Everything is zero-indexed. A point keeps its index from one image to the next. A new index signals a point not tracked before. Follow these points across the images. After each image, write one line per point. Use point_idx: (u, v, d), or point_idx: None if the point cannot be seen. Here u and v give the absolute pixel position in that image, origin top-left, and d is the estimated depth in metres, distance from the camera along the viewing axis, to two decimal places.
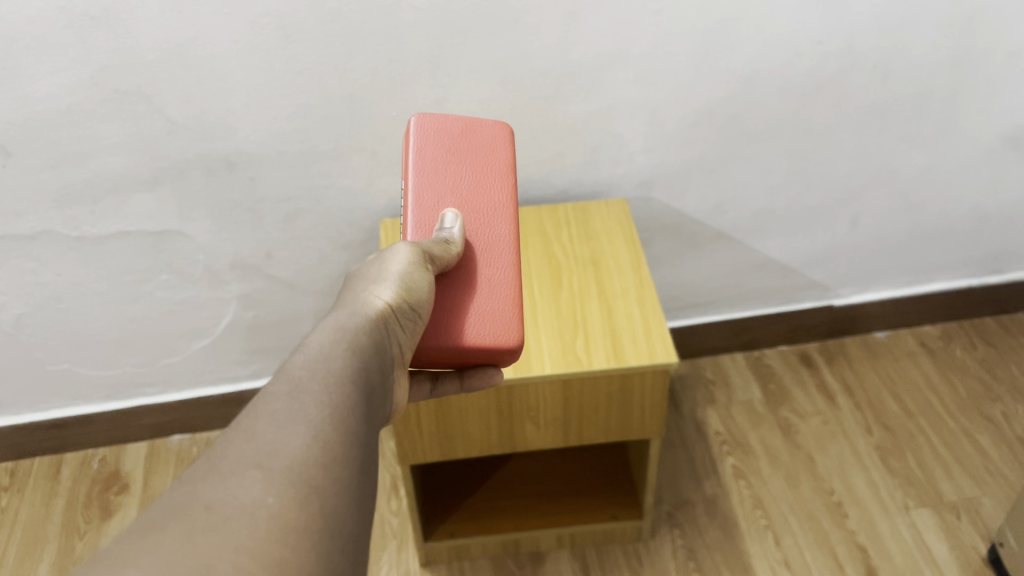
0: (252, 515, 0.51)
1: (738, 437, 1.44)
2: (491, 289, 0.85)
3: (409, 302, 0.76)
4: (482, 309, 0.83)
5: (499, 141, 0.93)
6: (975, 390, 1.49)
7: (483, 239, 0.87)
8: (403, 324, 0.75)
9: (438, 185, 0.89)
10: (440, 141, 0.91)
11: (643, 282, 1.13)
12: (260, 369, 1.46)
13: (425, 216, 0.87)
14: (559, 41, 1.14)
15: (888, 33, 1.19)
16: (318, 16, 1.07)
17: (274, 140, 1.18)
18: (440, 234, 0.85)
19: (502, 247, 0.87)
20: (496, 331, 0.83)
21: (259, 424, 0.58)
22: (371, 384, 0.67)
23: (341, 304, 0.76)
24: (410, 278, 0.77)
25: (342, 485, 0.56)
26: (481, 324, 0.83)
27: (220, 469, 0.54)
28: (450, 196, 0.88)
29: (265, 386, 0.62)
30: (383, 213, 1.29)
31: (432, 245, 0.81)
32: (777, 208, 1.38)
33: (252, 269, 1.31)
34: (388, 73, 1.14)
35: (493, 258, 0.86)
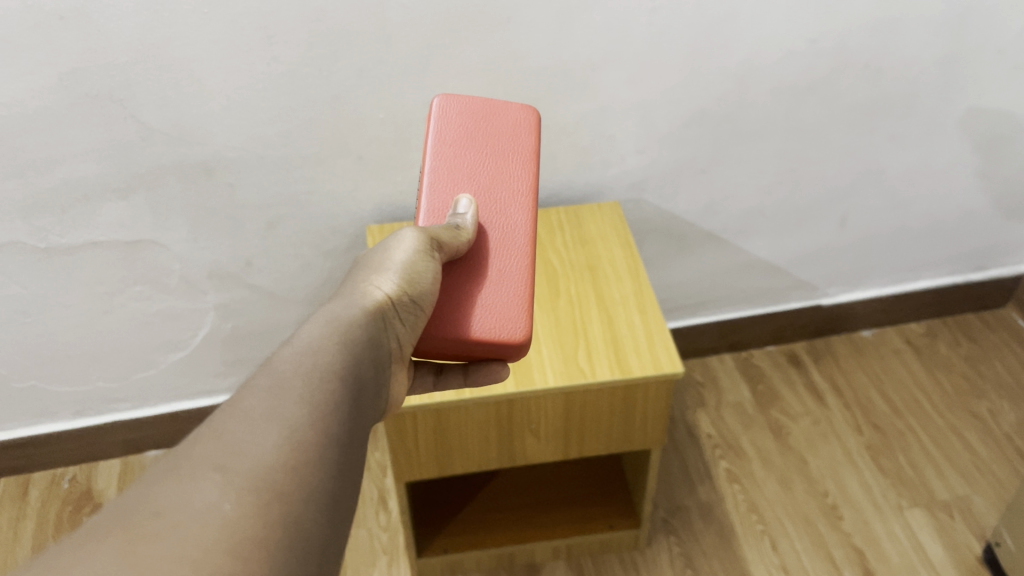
0: (204, 518, 0.48)
1: (730, 440, 1.42)
2: (501, 280, 0.83)
3: (406, 296, 0.74)
4: (490, 300, 0.82)
5: (520, 129, 0.91)
6: (961, 386, 1.49)
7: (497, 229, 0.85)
8: (402, 318, 0.74)
9: (454, 172, 0.88)
10: (460, 128, 0.90)
11: (642, 289, 1.11)
12: (238, 381, 1.40)
13: (438, 202, 0.87)
14: (551, 41, 1.10)
15: (881, 31, 1.18)
16: (302, 15, 1.02)
17: (254, 144, 1.13)
18: (452, 218, 0.84)
19: (514, 238, 0.85)
20: (503, 324, 0.81)
21: (231, 423, 0.54)
22: (359, 379, 0.64)
23: (337, 297, 0.74)
24: (410, 270, 0.76)
25: (311, 490, 0.52)
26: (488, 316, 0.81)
27: (182, 469, 0.51)
28: (465, 183, 0.87)
29: (248, 381, 0.59)
30: (368, 218, 1.24)
31: (442, 231, 0.80)
32: (767, 209, 1.36)
33: (231, 279, 1.26)
34: (374, 74, 1.09)
35: (505, 248, 0.84)
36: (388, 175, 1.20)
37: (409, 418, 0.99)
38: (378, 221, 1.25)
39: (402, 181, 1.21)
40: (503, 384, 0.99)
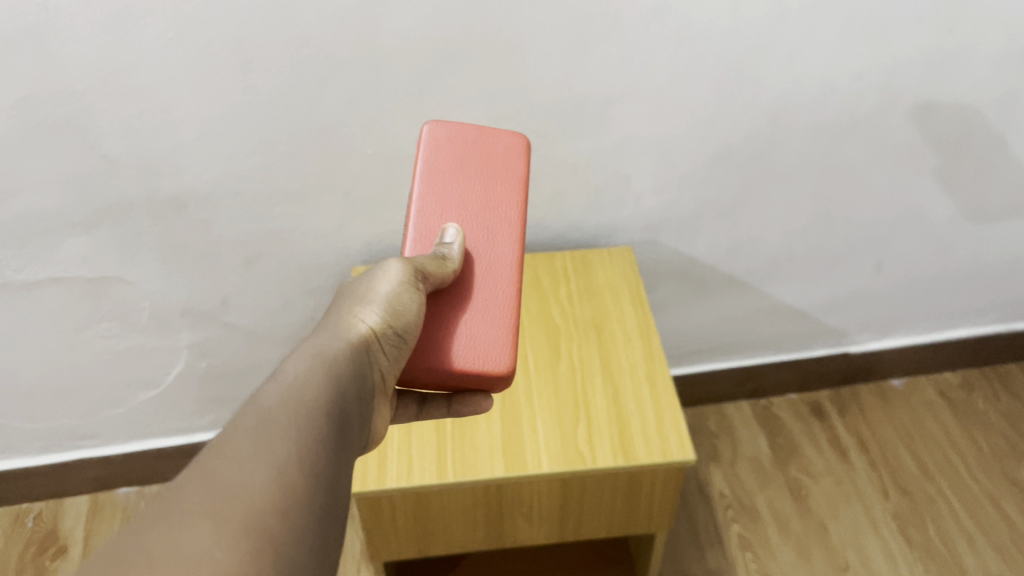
0: (196, 568, 0.43)
1: (744, 500, 1.31)
2: (486, 312, 0.73)
3: (393, 329, 0.67)
4: (472, 332, 0.72)
5: (518, 149, 0.81)
6: (1000, 448, 1.37)
7: (485, 256, 0.75)
8: (386, 352, 0.67)
9: (440, 197, 0.77)
10: (452, 147, 0.80)
11: (653, 355, 0.99)
12: (216, 419, 1.31)
13: (423, 233, 0.76)
14: (563, 73, 0.98)
15: (935, 68, 1.05)
16: (281, 41, 0.90)
17: (230, 178, 1.01)
18: (438, 248, 0.74)
19: (501, 269, 0.75)
20: (485, 357, 0.71)
21: (217, 464, 0.50)
22: (347, 417, 0.59)
23: (322, 325, 0.68)
24: (396, 301, 0.68)
25: (299, 539, 0.48)
26: (469, 349, 0.72)
27: (168, 514, 0.46)
28: (454, 208, 0.77)
29: (230, 420, 0.54)
30: (356, 257, 1.13)
31: (427, 260, 0.71)
32: (796, 253, 1.24)
33: (205, 317, 1.15)
34: (362, 105, 0.97)
35: (493, 277, 0.75)
36: (378, 213, 1.08)
37: (387, 502, 0.89)
38: (367, 261, 1.14)
39: (393, 219, 1.09)
40: (491, 467, 0.89)
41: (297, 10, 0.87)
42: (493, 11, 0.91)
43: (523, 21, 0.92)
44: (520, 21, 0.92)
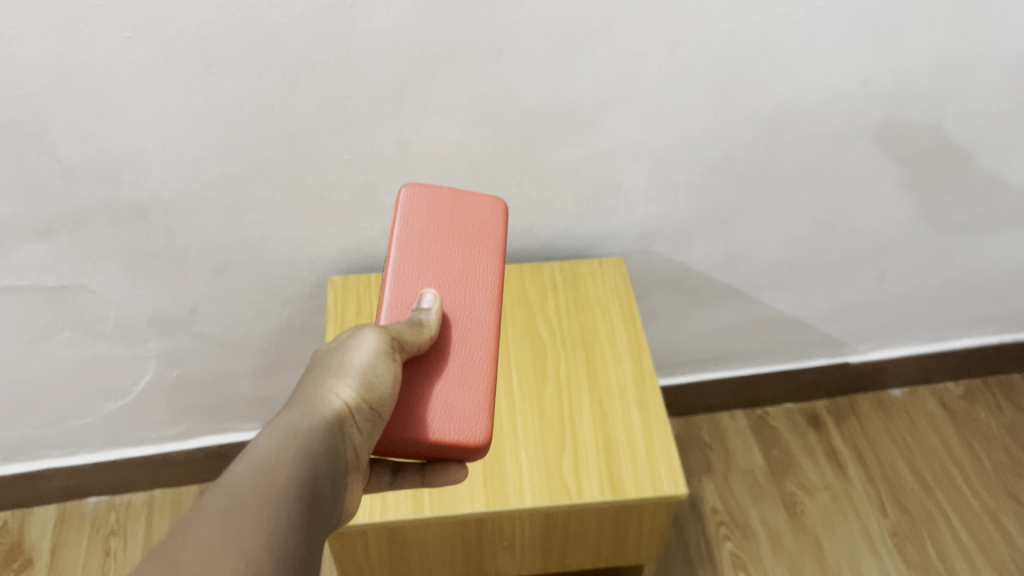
0: None
1: (738, 516, 1.27)
2: (462, 379, 0.76)
3: (368, 400, 0.67)
4: (448, 399, 0.74)
5: (493, 217, 0.83)
6: (1001, 462, 1.33)
7: (461, 323, 0.78)
8: (360, 426, 0.66)
9: (419, 263, 0.80)
10: (429, 214, 0.82)
11: (644, 376, 0.94)
12: (188, 429, 1.25)
13: (403, 297, 0.79)
14: (552, 76, 0.92)
15: (946, 73, 0.99)
16: (247, 41, 0.83)
17: (196, 185, 0.95)
18: (415, 313, 0.76)
19: (478, 336, 0.77)
20: (461, 425, 0.74)
21: (185, 547, 0.49)
22: (320, 495, 0.58)
23: (294, 396, 0.67)
24: (371, 373, 0.67)
25: None
26: (446, 417, 0.74)
27: None
28: (431, 274, 0.80)
29: (199, 501, 0.53)
30: (332, 265, 1.07)
31: (404, 328, 0.72)
32: (795, 263, 1.19)
33: (174, 326, 1.10)
34: (336, 109, 0.91)
35: (469, 343, 0.77)
36: (355, 221, 1.02)
37: (360, 535, 0.85)
38: (344, 270, 1.08)
39: (371, 227, 1.04)
40: (471, 501, 0.84)
41: (264, 8, 0.81)
42: (476, 11, 0.84)
43: (509, 21, 0.86)
44: (505, 21, 0.86)
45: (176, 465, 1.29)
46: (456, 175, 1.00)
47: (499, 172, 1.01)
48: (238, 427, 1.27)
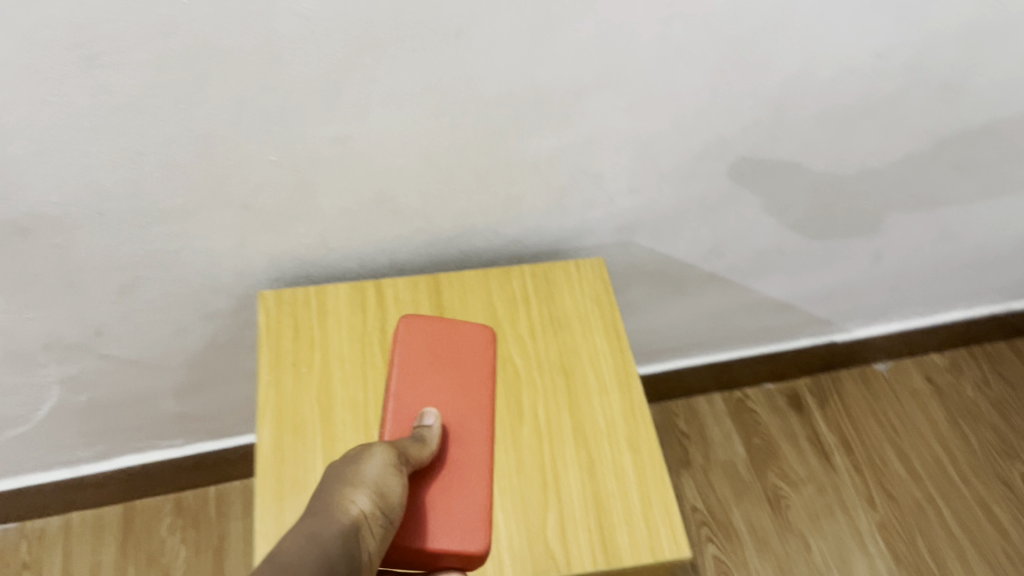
0: None
1: (720, 516, 1.18)
2: (465, 492, 0.68)
3: (383, 509, 0.58)
4: (448, 511, 0.67)
5: (487, 340, 0.75)
6: (990, 443, 1.27)
7: (460, 442, 0.70)
8: (375, 537, 0.57)
9: (416, 381, 0.72)
10: (423, 338, 0.74)
11: (635, 411, 0.82)
12: (104, 450, 1.09)
13: (401, 420, 0.70)
14: (522, 59, 0.75)
15: (973, 44, 0.86)
16: (137, 28, 0.65)
17: (88, 196, 0.77)
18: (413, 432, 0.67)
19: (479, 450, 0.70)
20: (460, 537, 0.66)
21: None
22: None
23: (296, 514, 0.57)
24: (383, 481, 0.59)
25: None
26: (447, 530, 0.66)
27: None
28: (426, 395, 0.71)
29: None
30: (263, 276, 0.91)
31: (405, 442, 0.65)
32: (787, 247, 1.07)
33: (76, 349, 0.93)
34: (258, 105, 0.74)
35: (469, 464, 0.69)
36: (287, 228, 0.86)
37: None
38: (277, 281, 0.92)
39: (307, 233, 0.87)
40: None
41: None
42: None
43: None
44: None
45: (95, 487, 1.13)
46: (407, 174, 0.84)
47: (459, 168, 0.85)
48: (163, 444, 1.11)
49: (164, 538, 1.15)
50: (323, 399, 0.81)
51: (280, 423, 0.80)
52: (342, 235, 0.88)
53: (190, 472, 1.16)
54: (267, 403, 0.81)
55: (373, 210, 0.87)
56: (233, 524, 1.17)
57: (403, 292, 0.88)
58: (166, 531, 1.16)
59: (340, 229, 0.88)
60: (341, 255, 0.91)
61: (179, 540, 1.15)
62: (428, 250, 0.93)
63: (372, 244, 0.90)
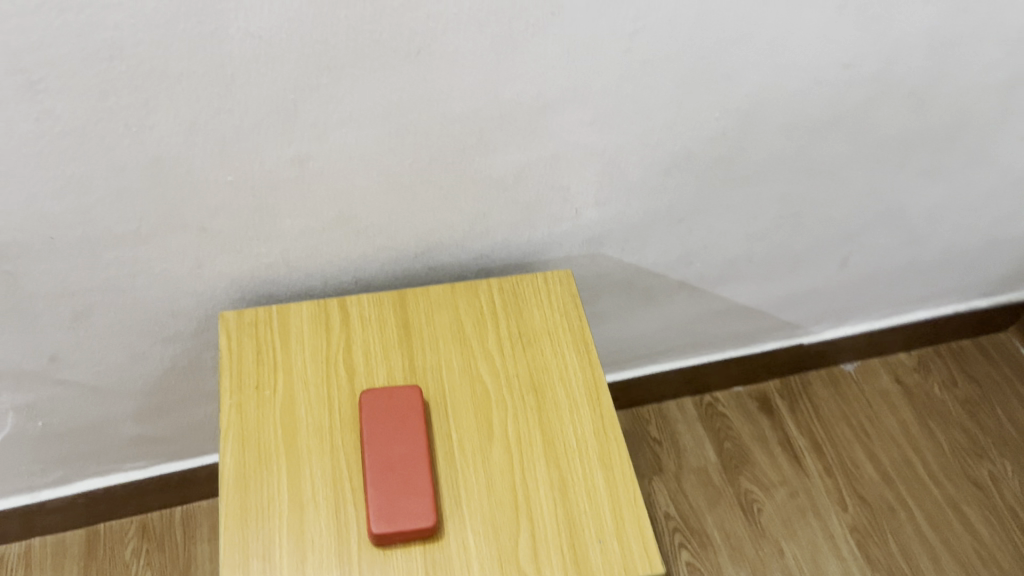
0: None
1: (693, 522, 1.17)
2: (415, 487, 0.74)
3: None
4: (401, 503, 0.73)
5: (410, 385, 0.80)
6: (960, 444, 1.27)
7: (405, 454, 0.76)
8: None
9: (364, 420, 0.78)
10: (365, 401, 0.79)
11: (606, 427, 0.81)
12: (64, 476, 1.05)
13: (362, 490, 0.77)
14: (485, 76, 0.74)
15: (937, 52, 0.86)
16: (82, 52, 0.62)
17: (36, 224, 0.74)
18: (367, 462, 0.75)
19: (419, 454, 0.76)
20: (414, 517, 0.72)
21: None
22: None
23: None
24: None
25: None
26: (403, 515, 0.72)
27: None
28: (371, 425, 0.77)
29: None
30: (223, 299, 0.88)
31: None
32: (755, 255, 1.06)
33: (30, 377, 0.90)
34: (212, 128, 0.71)
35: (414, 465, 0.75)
36: (246, 249, 0.83)
37: None
38: (237, 302, 0.90)
39: (267, 254, 0.84)
40: None
41: (101, 9, 0.60)
42: (389, 2, 0.65)
43: (431, 14, 0.67)
44: (426, 14, 0.67)
45: (55, 512, 1.09)
46: (369, 193, 0.82)
47: (422, 186, 0.83)
48: (126, 467, 1.08)
49: (129, 562, 1.12)
50: (287, 422, 0.79)
51: (243, 449, 0.78)
52: (304, 256, 0.86)
53: (153, 494, 1.13)
54: (229, 430, 0.79)
55: (335, 229, 0.84)
56: (199, 547, 1.14)
57: (367, 310, 0.87)
58: (131, 555, 1.12)
59: (301, 249, 0.85)
60: (304, 275, 0.89)
61: (144, 563, 1.12)
62: (393, 267, 0.91)
63: (335, 263, 0.88)
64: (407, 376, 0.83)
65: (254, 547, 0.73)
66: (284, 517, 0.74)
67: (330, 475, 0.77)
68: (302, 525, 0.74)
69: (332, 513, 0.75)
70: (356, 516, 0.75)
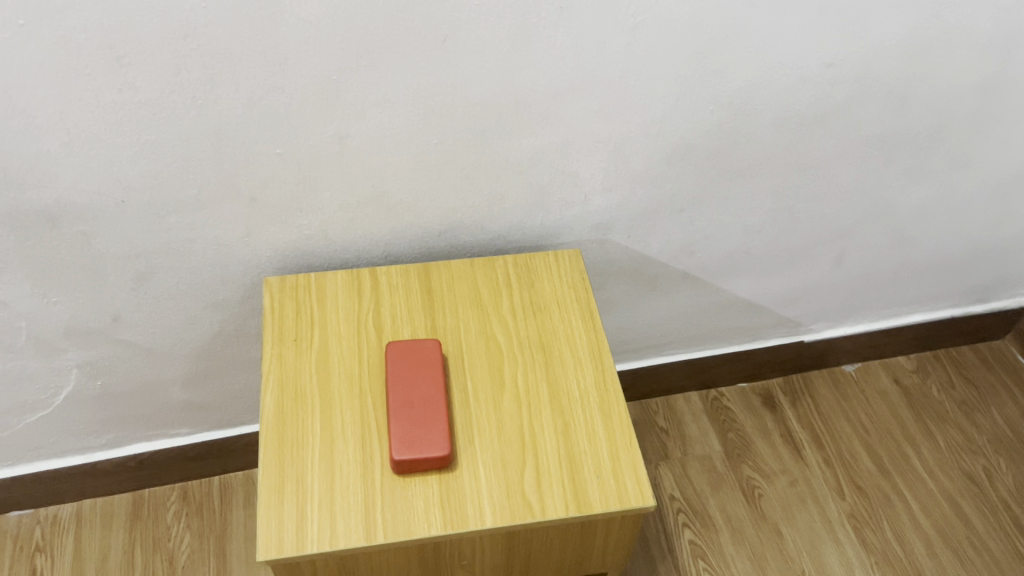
0: None
1: (697, 504, 1.25)
2: (433, 422, 0.83)
3: None
4: (420, 434, 0.82)
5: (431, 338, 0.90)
6: (955, 440, 1.33)
7: (424, 394, 0.85)
8: None
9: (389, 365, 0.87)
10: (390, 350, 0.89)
11: (607, 380, 0.90)
12: (116, 438, 1.18)
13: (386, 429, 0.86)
14: (504, 64, 0.84)
15: (912, 56, 0.95)
16: (161, 31, 0.74)
17: (111, 187, 0.85)
18: (392, 403, 0.84)
19: (436, 395, 0.85)
20: (430, 447, 0.81)
21: None
22: None
23: None
24: None
25: None
26: (421, 444, 0.81)
27: None
28: (396, 370, 0.87)
29: None
30: (268, 267, 0.99)
31: None
32: (753, 248, 1.15)
33: (95, 335, 1.01)
34: (266, 104, 0.82)
35: (433, 404, 0.84)
36: (290, 219, 0.94)
37: (308, 564, 0.80)
38: (280, 271, 1.00)
39: (308, 226, 0.95)
40: (428, 526, 0.79)
41: None
42: None
43: (456, 6, 0.78)
44: (452, 6, 0.78)
45: (107, 474, 1.22)
46: (399, 171, 0.92)
47: (446, 166, 0.93)
48: (172, 433, 1.20)
49: (170, 525, 1.23)
50: (321, 369, 0.89)
51: (282, 391, 0.88)
52: (341, 228, 0.97)
53: (195, 462, 1.25)
54: (270, 374, 0.89)
55: (368, 204, 0.95)
56: (235, 513, 1.25)
57: (395, 279, 0.97)
58: (172, 518, 1.24)
59: (338, 221, 0.96)
60: (340, 247, 0.99)
61: (184, 526, 1.23)
62: (419, 243, 1.02)
63: (367, 237, 0.99)
64: (429, 333, 0.93)
65: (289, 471, 0.82)
66: (316, 448, 0.84)
67: (358, 413, 0.86)
68: (331, 454, 0.83)
69: (359, 445, 0.84)
70: (380, 448, 0.84)
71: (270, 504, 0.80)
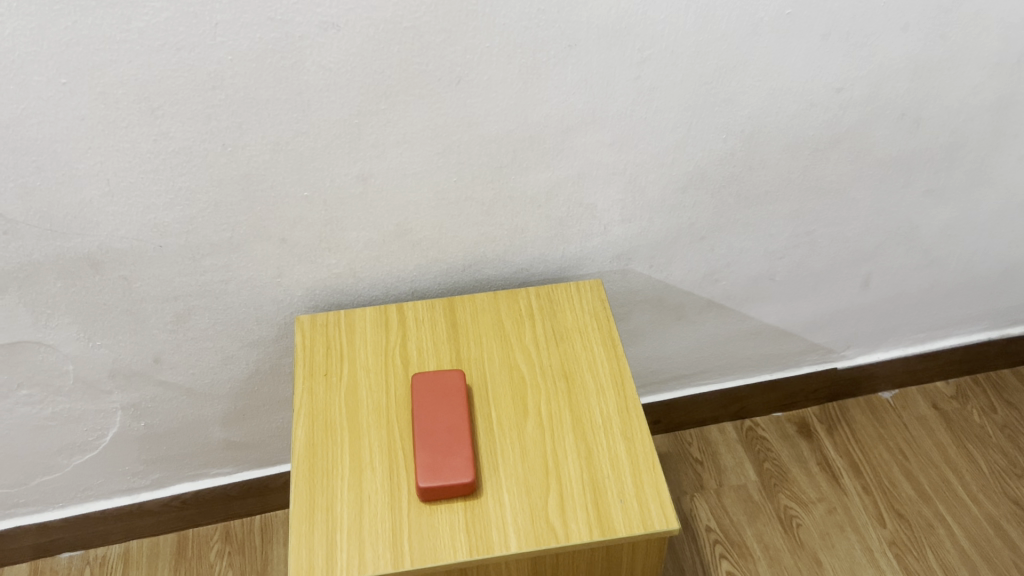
0: None
1: (733, 535, 1.25)
2: (458, 449, 0.85)
3: None
4: (447, 461, 0.84)
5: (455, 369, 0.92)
6: (999, 464, 1.31)
7: (450, 423, 0.87)
8: None
9: (415, 396, 0.89)
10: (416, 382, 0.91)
11: (628, 406, 0.91)
12: (160, 478, 1.22)
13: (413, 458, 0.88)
14: (516, 102, 0.88)
15: (923, 76, 0.96)
16: (192, 83, 0.78)
17: (149, 233, 0.90)
18: (421, 432, 0.86)
19: (461, 424, 0.87)
20: (456, 473, 0.83)
21: None
22: None
23: None
24: None
25: None
26: (447, 470, 0.83)
27: None
28: (422, 399, 0.89)
29: None
30: (300, 306, 1.03)
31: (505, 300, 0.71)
32: (776, 274, 1.16)
33: (138, 377, 1.06)
34: (292, 148, 0.86)
35: (459, 432, 0.86)
36: (319, 259, 0.98)
37: None
38: (312, 309, 1.04)
39: (336, 265, 0.99)
40: (455, 551, 0.80)
41: (207, 47, 0.76)
42: (432, 38, 0.80)
43: (467, 48, 0.82)
44: (463, 47, 0.82)
45: (153, 515, 1.26)
46: (422, 208, 0.96)
47: (466, 202, 0.96)
48: (213, 472, 1.25)
49: (213, 563, 1.27)
50: (351, 401, 0.92)
51: (313, 423, 0.90)
52: (368, 265, 1.00)
53: (236, 502, 1.29)
54: (302, 407, 0.92)
55: (394, 241, 0.98)
56: (276, 550, 1.29)
57: (421, 312, 1.00)
58: (216, 556, 1.28)
59: (365, 259, 0.99)
60: (368, 283, 1.02)
61: (226, 564, 1.27)
62: (444, 278, 1.05)
63: (394, 274, 1.02)
64: (453, 364, 0.95)
65: (319, 500, 0.84)
66: (345, 477, 0.86)
67: (386, 443, 0.88)
68: (360, 483, 0.86)
69: (386, 474, 0.86)
70: (406, 476, 0.86)
71: (301, 533, 0.82)
